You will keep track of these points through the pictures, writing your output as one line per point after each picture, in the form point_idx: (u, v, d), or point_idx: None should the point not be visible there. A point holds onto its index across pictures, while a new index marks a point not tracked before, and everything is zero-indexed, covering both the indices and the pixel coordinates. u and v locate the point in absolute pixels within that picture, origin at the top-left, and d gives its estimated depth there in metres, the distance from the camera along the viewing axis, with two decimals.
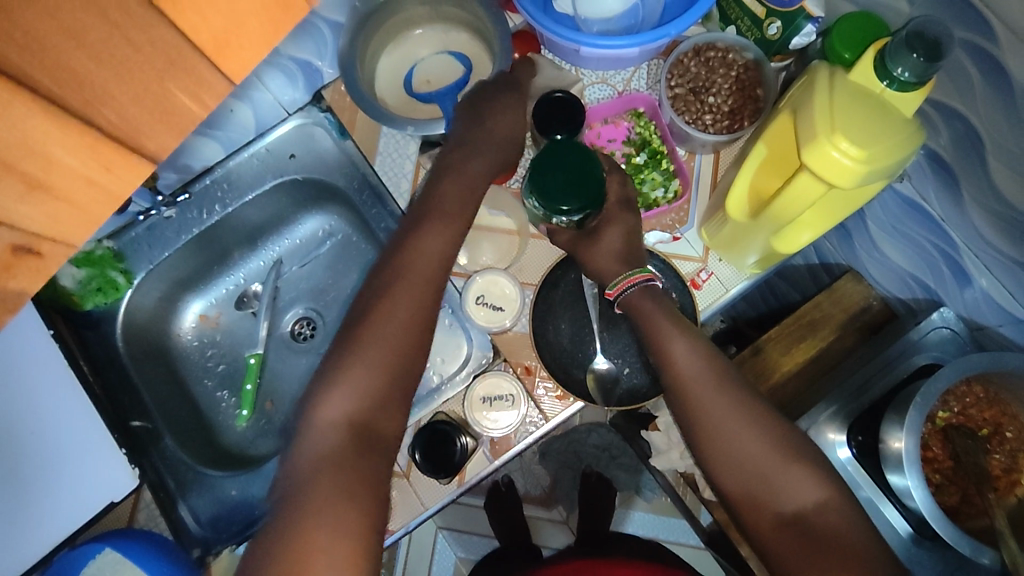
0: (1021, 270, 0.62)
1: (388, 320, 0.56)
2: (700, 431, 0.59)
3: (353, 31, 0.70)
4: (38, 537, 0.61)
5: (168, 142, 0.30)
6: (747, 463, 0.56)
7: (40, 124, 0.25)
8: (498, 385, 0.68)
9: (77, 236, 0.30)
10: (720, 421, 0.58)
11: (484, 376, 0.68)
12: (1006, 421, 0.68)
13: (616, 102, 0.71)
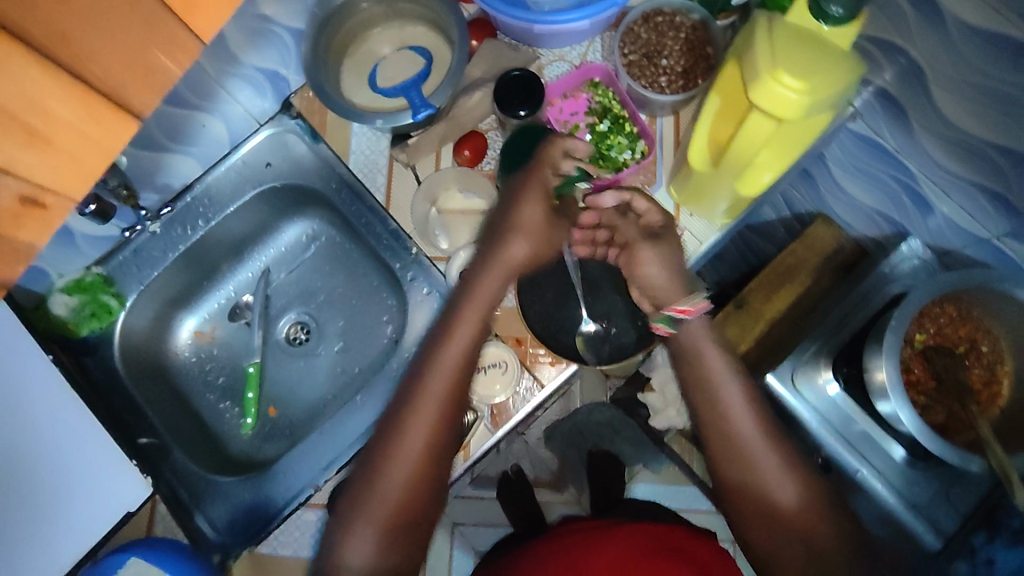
0: (974, 189, 0.68)
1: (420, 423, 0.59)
2: (711, 408, 0.62)
3: (315, 35, 0.72)
4: (53, 555, 0.61)
5: (146, 100, 0.43)
6: (742, 445, 0.60)
7: (42, 81, 0.35)
8: (493, 354, 0.70)
9: (72, 187, 0.43)
10: (731, 405, 0.61)
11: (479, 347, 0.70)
12: (981, 335, 0.72)
13: (573, 75, 0.74)
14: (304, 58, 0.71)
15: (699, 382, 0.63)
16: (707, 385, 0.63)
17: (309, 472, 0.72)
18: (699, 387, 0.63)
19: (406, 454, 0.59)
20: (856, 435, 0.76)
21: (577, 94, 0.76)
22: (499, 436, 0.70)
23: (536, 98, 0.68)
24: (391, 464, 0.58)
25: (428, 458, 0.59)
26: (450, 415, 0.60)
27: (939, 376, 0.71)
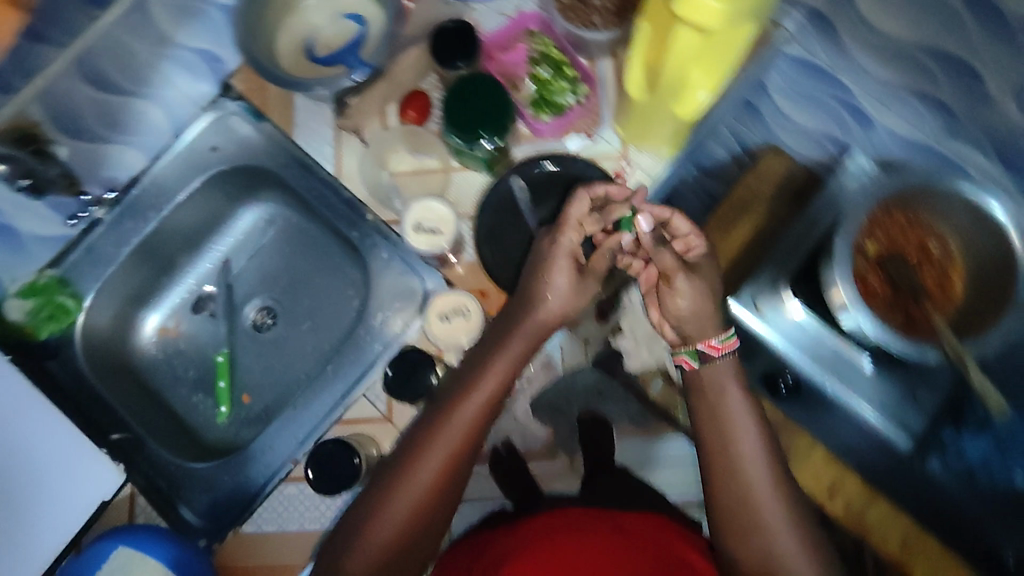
0: (908, 94, 0.70)
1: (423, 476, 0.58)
2: (720, 444, 0.62)
3: (245, 9, 0.71)
4: (38, 544, 0.63)
5: None
6: (750, 484, 0.60)
7: None
8: (454, 301, 0.69)
9: None
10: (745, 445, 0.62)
11: (440, 296, 0.69)
12: (931, 240, 0.73)
13: (509, 26, 0.75)
14: (237, 33, 0.71)
15: (717, 416, 0.63)
16: (724, 422, 0.63)
17: (290, 448, 0.72)
18: (716, 421, 0.63)
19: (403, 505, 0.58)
20: (826, 354, 0.77)
21: (515, 45, 0.75)
22: None
23: (471, 46, 0.67)
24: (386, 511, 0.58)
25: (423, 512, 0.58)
26: (453, 475, 0.60)
27: (894, 283, 0.73)
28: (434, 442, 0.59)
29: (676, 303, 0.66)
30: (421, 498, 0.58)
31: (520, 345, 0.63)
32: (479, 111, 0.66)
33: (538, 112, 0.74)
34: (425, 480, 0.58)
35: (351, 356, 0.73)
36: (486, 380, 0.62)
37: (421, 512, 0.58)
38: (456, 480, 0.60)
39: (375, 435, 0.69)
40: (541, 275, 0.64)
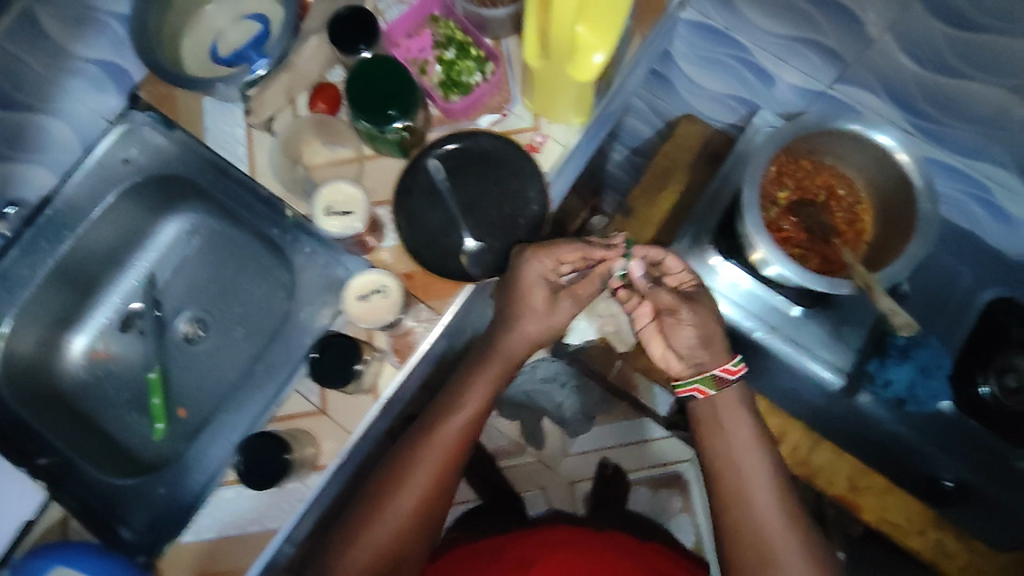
0: (797, 45, 0.73)
1: (419, 485, 0.69)
2: (726, 465, 0.71)
3: (140, 14, 0.70)
4: None
5: None
6: (756, 503, 0.68)
7: None
8: (372, 280, 0.67)
9: None
10: (749, 467, 0.69)
11: (358, 277, 0.67)
12: (836, 182, 0.77)
13: (410, 12, 0.75)
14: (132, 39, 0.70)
15: (726, 441, 0.71)
16: (731, 447, 0.71)
17: (224, 452, 0.71)
18: (724, 447, 0.71)
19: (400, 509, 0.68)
20: (764, 309, 0.80)
21: (421, 32, 0.77)
22: (404, 370, 0.69)
23: (369, 31, 0.68)
24: (386, 512, 0.68)
25: (419, 516, 0.69)
26: (441, 486, 0.70)
27: (806, 226, 0.76)
28: (424, 455, 0.70)
29: (681, 332, 0.72)
30: (416, 502, 0.69)
31: (490, 381, 0.73)
32: (380, 92, 0.66)
33: (446, 93, 0.74)
34: (419, 489, 0.69)
35: (280, 355, 0.72)
36: (465, 404, 0.72)
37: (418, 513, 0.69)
38: (446, 488, 0.71)
39: (310, 429, 0.68)
40: (514, 300, 0.70)
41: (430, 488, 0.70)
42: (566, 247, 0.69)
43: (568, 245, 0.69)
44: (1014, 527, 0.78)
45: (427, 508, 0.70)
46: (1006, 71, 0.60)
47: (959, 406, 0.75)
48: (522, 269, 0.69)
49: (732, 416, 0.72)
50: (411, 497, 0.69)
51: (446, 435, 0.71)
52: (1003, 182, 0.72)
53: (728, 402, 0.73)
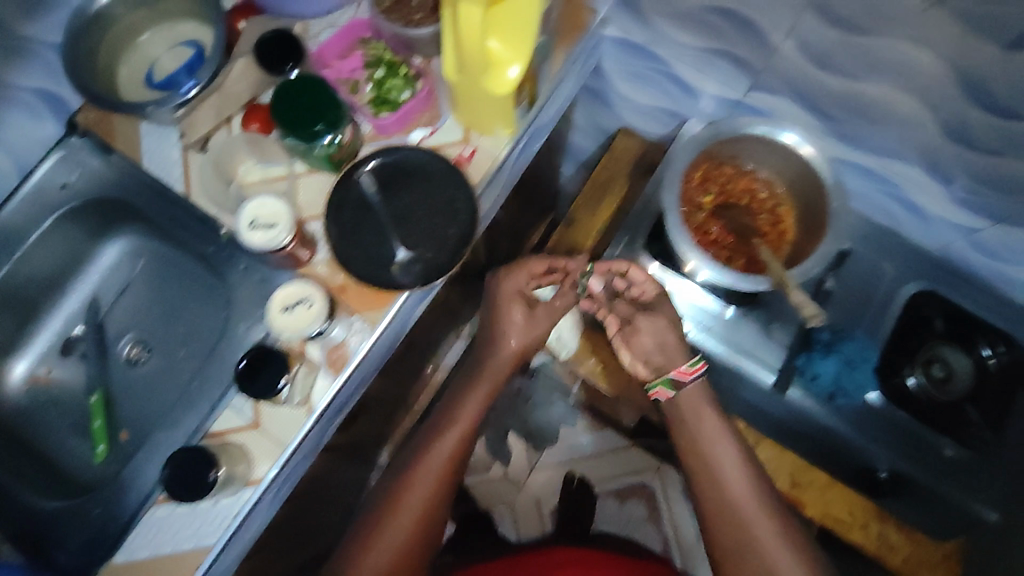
0: (709, 55, 0.76)
1: (423, 492, 0.73)
2: (695, 457, 0.73)
3: (71, 42, 0.72)
4: None
5: None
6: (730, 494, 0.70)
7: None
8: (299, 291, 0.68)
9: None
10: (719, 458, 0.71)
11: (284, 288, 0.69)
12: (758, 186, 0.80)
13: (339, 35, 0.78)
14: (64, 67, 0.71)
15: (697, 442, 0.73)
16: (702, 447, 0.72)
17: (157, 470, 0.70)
18: (696, 448, 0.73)
19: (398, 531, 0.71)
20: (715, 322, 0.81)
21: (353, 53, 0.78)
22: (338, 382, 0.70)
23: (296, 52, 0.71)
24: (386, 535, 0.71)
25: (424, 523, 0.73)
26: (437, 504, 0.74)
27: (731, 229, 0.79)
28: (420, 475, 0.74)
29: (640, 338, 0.75)
30: (413, 522, 0.72)
31: (479, 398, 0.79)
32: (304, 108, 0.68)
33: (377, 110, 0.76)
34: (415, 510, 0.72)
35: (214, 372, 0.72)
36: (457, 422, 0.77)
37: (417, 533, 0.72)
38: (442, 505, 0.75)
39: (244, 444, 0.69)
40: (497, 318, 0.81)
41: (426, 507, 0.73)
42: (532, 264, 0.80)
43: (534, 263, 0.80)
44: (947, 517, 0.79)
45: (425, 528, 0.73)
46: (897, 73, 0.63)
47: (887, 397, 0.78)
48: (503, 285, 0.81)
49: (700, 416, 0.74)
50: (416, 503, 0.73)
51: (439, 453, 0.75)
52: (915, 180, 0.76)
53: (695, 402, 0.75)
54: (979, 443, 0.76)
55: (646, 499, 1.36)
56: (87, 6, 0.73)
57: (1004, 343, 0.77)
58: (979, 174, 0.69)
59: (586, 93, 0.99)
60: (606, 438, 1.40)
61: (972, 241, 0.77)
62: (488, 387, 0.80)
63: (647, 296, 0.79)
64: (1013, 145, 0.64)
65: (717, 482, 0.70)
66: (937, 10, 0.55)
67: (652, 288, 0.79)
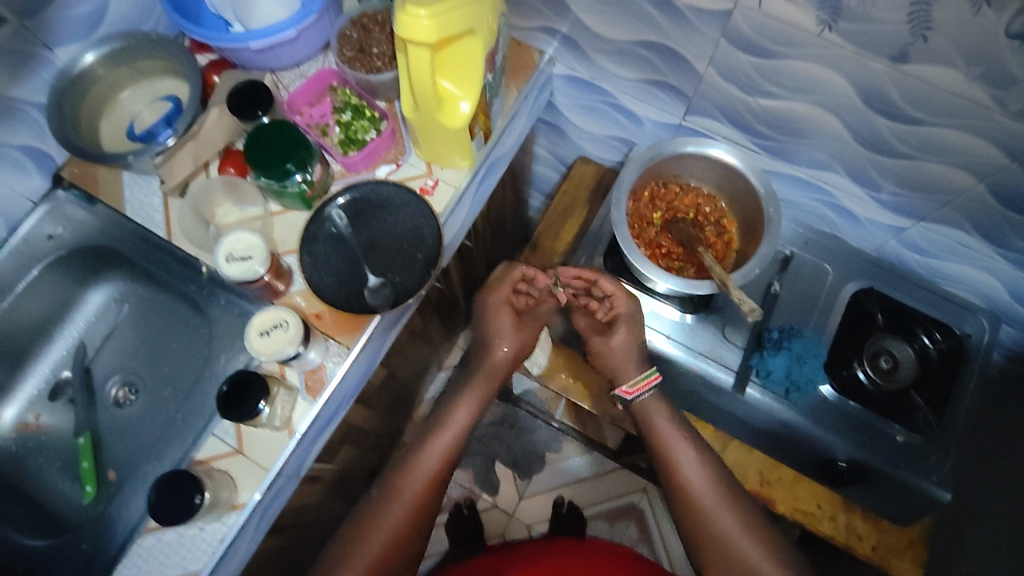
0: (647, 84, 0.84)
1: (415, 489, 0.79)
2: (660, 455, 0.82)
3: (57, 101, 0.78)
4: None
5: None
6: (692, 488, 0.79)
7: None
8: (276, 317, 0.72)
9: None
10: (680, 456, 0.80)
11: (260, 314, 0.72)
12: (702, 201, 0.87)
13: (308, 84, 0.84)
14: (49, 123, 0.77)
15: (661, 445, 0.82)
16: (665, 446, 0.81)
17: (144, 500, 0.72)
18: (660, 452, 0.82)
19: (394, 516, 0.77)
20: (675, 329, 0.87)
21: (322, 100, 0.85)
22: (318, 404, 0.74)
23: (264, 98, 0.77)
24: (383, 518, 0.76)
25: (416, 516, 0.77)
26: (434, 494, 0.80)
27: (680, 241, 0.85)
28: (419, 466, 0.81)
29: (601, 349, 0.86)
30: (411, 509, 0.78)
31: (471, 404, 0.87)
32: (273, 152, 0.73)
33: (345, 150, 0.82)
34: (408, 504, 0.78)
35: (197, 404, 0.76)
36: (455, 419, 0.85)
37: (413, 518, 0.77)
38: (437, 498, 0.81)
39: (228, 469, 0.72)
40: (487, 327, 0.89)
41: (424, 496, 0.79)
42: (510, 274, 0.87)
43: (514, 273, 0.87)
44: (910, 502, 0.82)
45: (420, 512, 0.78)
46: (808, 91, 0.71)
47: (839, 390, 0.82)
48: (490, 297, 0.89)
49: (656, 418, 0.84)
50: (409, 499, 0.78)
51: (437, 447, 0.82)
52: (845, 188, 0.83)
53: (652, 403, 0.85)
54: (926, 427, 0.80)
55: (636, 520, 1.37)
56: (71, 68, 0.79)
57: (941, 330, 0.83)
58: (897, 176, 0.76)
59: (544, 126, 1.07)
60: (592, 460, 1.42)
61: (901, 239, 0.86)
62: (478, 397, 0.87)
63: (617, 310, 0.83)
64: (920, 148, 0.71)
65: (681, 482, 0.79)
66: (829, 33, 0.63)
67: (624, 303, 0.82)
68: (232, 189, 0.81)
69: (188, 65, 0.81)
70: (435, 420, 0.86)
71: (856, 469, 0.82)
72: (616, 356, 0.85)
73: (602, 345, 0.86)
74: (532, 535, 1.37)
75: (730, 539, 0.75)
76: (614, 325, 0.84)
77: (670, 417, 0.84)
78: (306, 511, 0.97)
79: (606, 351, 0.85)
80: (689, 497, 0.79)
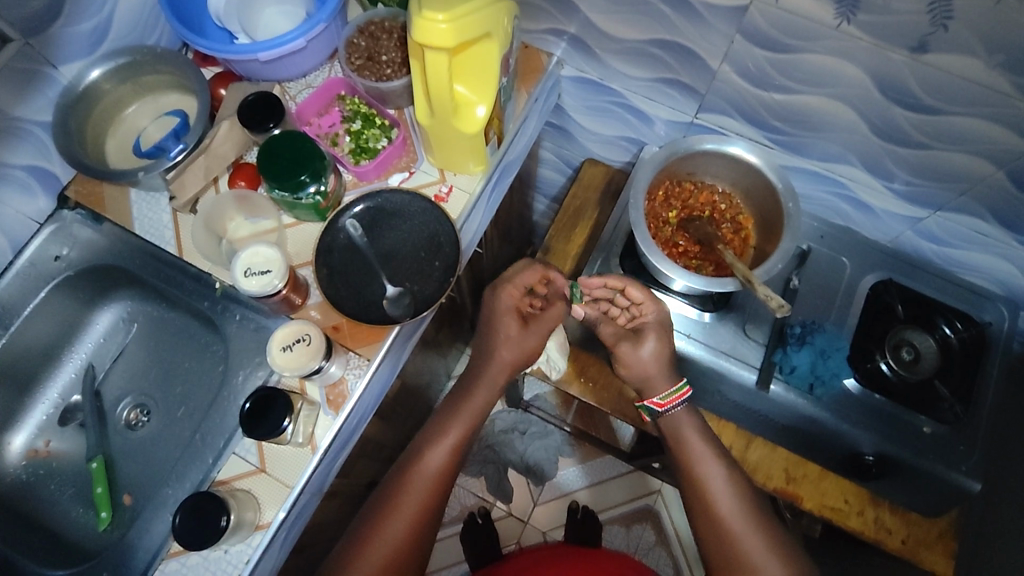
0: (658, 83, 0.83)
1: (411, 506, 0.73)
2: (684, 467, 0.77)
3: (63, 120, 0.77)
4: None
5: None
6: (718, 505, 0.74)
7: None
8: (297, 331, 0.71)
9: None
10: (705, 472, 0.76)
11: (282, 328, 0.71)
12: (717, 198, 0.87)
13: (317, 93, 0.83)
14: (56, 142, 0.75)
15: (688, 465, 0.77)
16: (694, 461, 0.76)
17: (166, 523, 0.70)
18: (688, 470, 0.77)
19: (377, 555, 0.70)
20: (695, 328, 0.86)
21: (330, 110, 0.84)
22: (340, 418, 0.72)
23: (276, 111, 0.76)
24: (367, 556, 0.70)
25: (414, 531, 0.72)
26: (423, 527, 0.73)
27: (697, 239, 0.84)
28: (407, 494, 0.74)
29: (634, 355, 0.79)
30: (402, 535, 0.72)
31: (466, 418, 0.79)
32: (289, 162, 0.72)
33: (356, 159, 0.81)
34: (407, 517, 0.72)
35: (216, 423, 0.74)
36: (448, 434, 0.77)
37: (403, 548, 0.71)
38: (427, 529, 0.74)
39: (251, 489, 0.70)
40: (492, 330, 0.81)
41: (410, 531, 0.72)
42: (526, 273, 0.80)
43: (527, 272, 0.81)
44: (937, 494, 0.81)
45: (408, 548, 0.72)
46: (824, 83, 0.71)
47: (863, 383, 0.81)
48: (496, 300, 0.81)
49: (687, 436, 0.78)
50: (405, 514, 0.72)
51: (428, 468, 0.75)
52: (859, 179, 0.83)
53: (681, 418, 0.79)
54: (952, 417, 0.79)
55: (653, 523, 1.36)
56: (76, 85, 0.78)
57: (961, 319, 0.83)
58: (913, 167, 0.76)
59: (551, 129, 1.07)
60: (606, 464, 1.41)
61: (918, 230, 0.86)
62: (477, 404, 0.80)
63: (644, 316, 0.82)
64: (936, 137, 0.71)
65: (707, 500, 0.74)
66: (847, 25, 0.62)
67: (653, 309, 0.81)
68: (244, 203, 0.79)
69: (195, 78, 0.80)
70: (428, 431, 0.79)
71: (884, 463, 0.81)
72: (648, 364, 0.79)
73: (630, 353, 0.79)
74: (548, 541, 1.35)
75: (754, 564, 0.70)
76: (643, 333, 0.79)
77: (702, 435, 0.78)
78: (323, 528, 0.95)
79: (635, 360, 0.79)
80: (715, 517, 0.74)
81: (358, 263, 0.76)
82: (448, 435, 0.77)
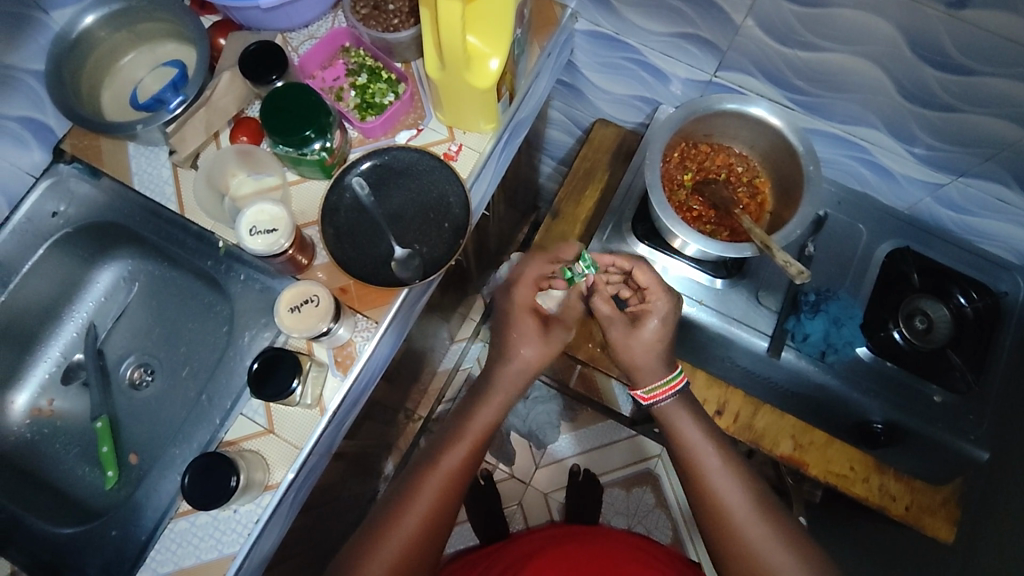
0: (675, 38, 0.80)
1: (424, 502, 0.68)
2: (683, 449, 0.71)
3: (56, 68, 0.74)
4: None
5: None
6: (712, 485, 0.68)
7: None
8: (303, 291, 0.69)
9: None
10: (702, 455, 0.70)
11: (288, 289, 0.70)
12: (734, 160, 0.85)
13: (321, 44, 0.79)
14: (49, 92, 0.73)
15: (685, 456, 0.70)
16: (695, 451, 0.70)
17: (175, 483, 0.70)
18: (686, 463, 0.70)
19: (388, 555, 0.65)
20: (708, 295, 0.85)
21: (335, 62, 0.81)
22: (348, 380, 0.71)
23: (279, 63, 0.73)
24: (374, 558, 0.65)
25: (429, 527, 0.68)
26: (436, 525, 0.68)
27: (713, 203, 0.83)
28: (419, 489, 0.69)
29: (633, 338, 0.75)
30: (417, 529, 0.67)
31: (488, 409, 0.75)
32: (297, 117, 0.69)
33: (362, 115, 0.78)
34: (426, 507, 0.68)
35: (223, 383, 0.73)
36: (466, 436, 0.73)
37: (418, 543, 0.67)
38: (443, 525, 0.69)
39: (260, 449, 0.70)
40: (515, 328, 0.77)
41: (423, 527, 0.67)
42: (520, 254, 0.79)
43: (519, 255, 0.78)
44: (945, 462, 0.81)
45: (419, 551, 0.67)
46: (852, 41, 0.68)
47: (875, 352, 0.81)
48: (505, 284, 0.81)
49: (683, 426, 0.72)
50: (417, 514, 0.67)
51: (443, 464, 0.71)
52: (880, 144, 0.81)
53: (674, 410, 0.74)
54: (963, 386, 0.78)
55: (653, 486, 1.37)
56: (68, 32, 0.75)
57: (976, 289, 0.81)
58: (937, 129, 0.74)
59: (561, 87, 1.03)
60: (606, 429, 1.40)
61: (938, 197, 0.84)
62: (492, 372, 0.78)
63: (649, 304, 0.76)
64: (964, 98, 0.68)
65: (704, 484, 0.68)
66: None
67: (662, 302, 0.75)
68: (246, 158, 0.76)
69: (192, 26, 0.77)
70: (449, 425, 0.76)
71: (893, 431, 0.81)
72: (646, 344, 0.75)
73: (625, 335, 0.75)
74: (554, 521, 1.35)
75: (752, 546, 0.64)
76: (641, 319, 0.76)
77: (701, 427, 0.72)
78: (331, 489, 0.95)
79: (628, 346, 0.76)
80: (715, 507, 0.67)
81: (366, 230, 0.74)
82: (474, 422, 0.74)
